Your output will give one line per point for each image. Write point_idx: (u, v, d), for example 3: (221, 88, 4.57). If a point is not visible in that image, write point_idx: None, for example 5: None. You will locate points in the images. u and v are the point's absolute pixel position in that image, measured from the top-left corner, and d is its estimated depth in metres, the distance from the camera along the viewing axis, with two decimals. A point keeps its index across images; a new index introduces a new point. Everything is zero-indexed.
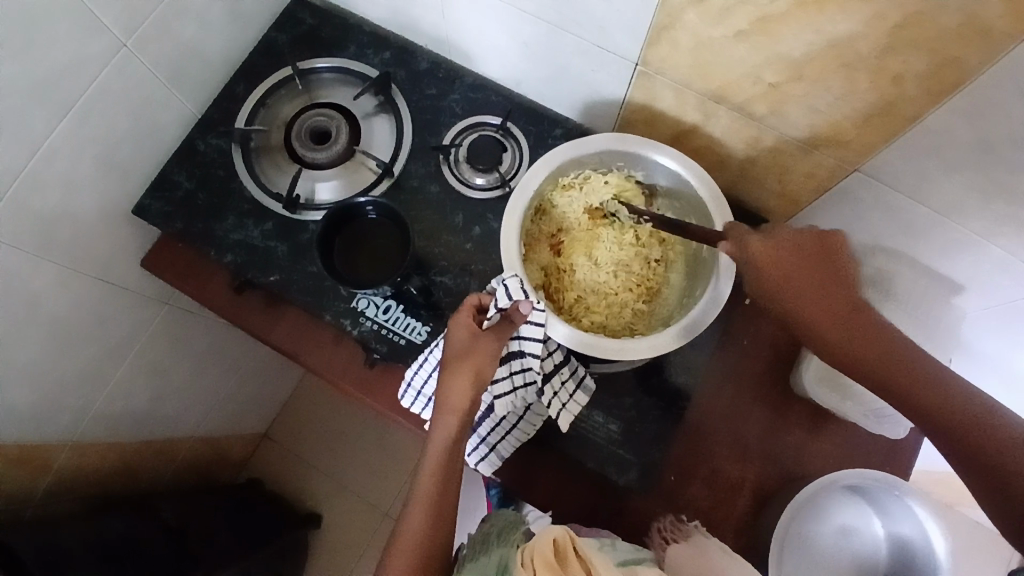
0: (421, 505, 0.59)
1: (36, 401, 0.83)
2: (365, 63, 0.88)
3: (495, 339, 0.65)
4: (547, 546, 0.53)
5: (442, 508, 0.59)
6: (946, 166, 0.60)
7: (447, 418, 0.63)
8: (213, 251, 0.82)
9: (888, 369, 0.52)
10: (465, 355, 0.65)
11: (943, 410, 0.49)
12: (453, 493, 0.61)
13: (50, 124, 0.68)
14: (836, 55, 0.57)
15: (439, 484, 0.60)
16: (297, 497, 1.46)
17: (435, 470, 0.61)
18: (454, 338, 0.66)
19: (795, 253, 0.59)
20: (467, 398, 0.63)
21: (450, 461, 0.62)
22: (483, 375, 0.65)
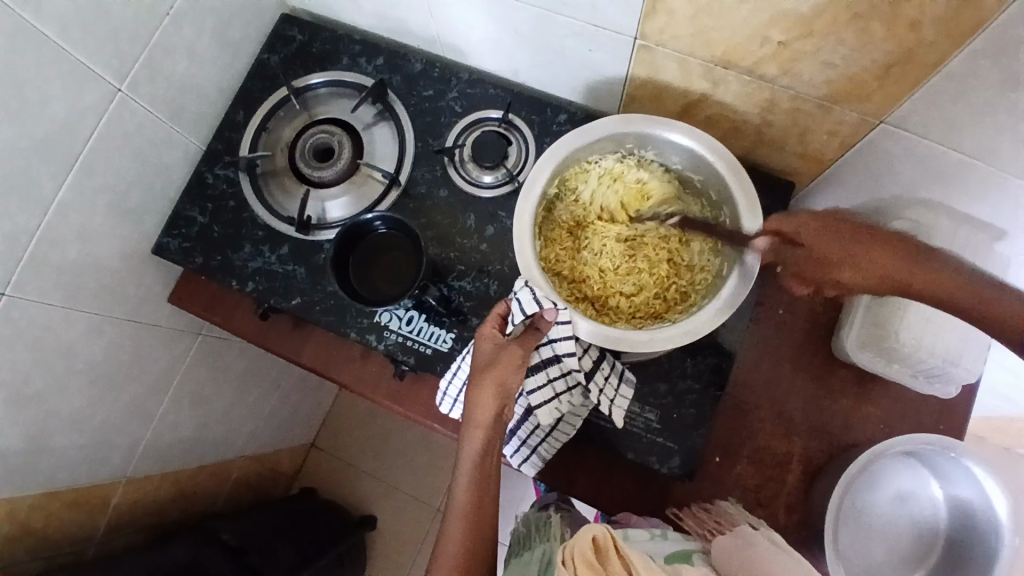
0: (455, 529, 0.63)
1: (87, 444, 0.86)
2: (359, 72, 0.87)
3: (520, 348, 0.64)
4: (587, 543, 0.53)
5: (477, 531, 0.63)
6: (978, 107, 0.56)
7: (472, 433, 0.64)
8: (234, 282, 0.83)
9: (907, 293, 0.59)
10: (489, 366, 0.64)
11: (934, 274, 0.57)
12: (487, 512, 0.64)
13: (57, 181, 0.69)
14: (845, 6, 0.53)
15: (472, 503, 0.63)
16: (349, 502, 1.50)
17: (467, 496, 0.63)
18: (480, 350, 0.66)
19: (812, 231, 0.63)
20: (490, 412, 0.64)
21: (480, 481, 0.64)
22: (509, 385, 0.64)
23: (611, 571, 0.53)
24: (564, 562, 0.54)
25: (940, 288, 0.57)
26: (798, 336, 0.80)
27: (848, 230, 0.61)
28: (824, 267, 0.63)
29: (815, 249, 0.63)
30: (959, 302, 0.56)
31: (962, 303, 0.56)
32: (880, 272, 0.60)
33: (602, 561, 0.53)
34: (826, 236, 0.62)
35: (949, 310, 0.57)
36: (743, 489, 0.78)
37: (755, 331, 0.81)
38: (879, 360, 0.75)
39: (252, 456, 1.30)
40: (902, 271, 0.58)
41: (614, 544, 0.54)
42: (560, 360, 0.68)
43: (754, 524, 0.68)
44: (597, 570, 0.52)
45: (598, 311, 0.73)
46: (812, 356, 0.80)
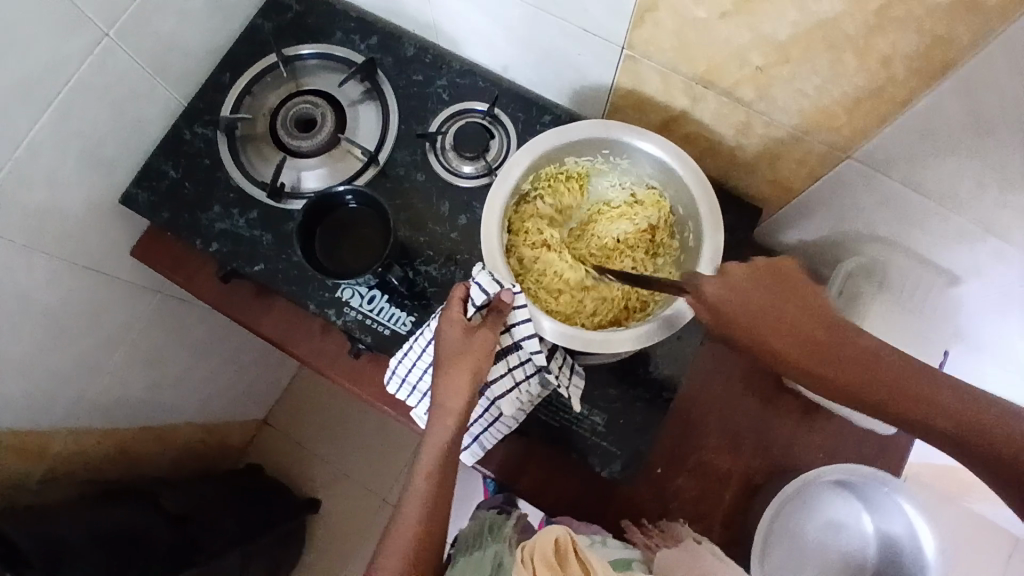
0: (414, 509, 0.64)
1: (31, 391, 0.84)
2: (351, 48, 0.87)
3: (490, 335, 0.65)
4: (549, 544, 0.57)
5: (435, 511, 0.64)
6: (939, 150, 0.58)
7: (444, 419, 0.64)
8: (199, 241, 0.82)
9: (826, 362, 0.52)
10: (460, 354, 0.64)
11: (899, 388, 0.50)
12: (446, 494, 0.65)
13: (31, 118, 0.68)
14: (823, 37, 0.55)
15: (433, 488, 0.64)
16: (296, 483, 1.48)
17: (429, 481, 0.64)
18: (448, 337, 0.65)
19: (761, 286, 0.55)
20: (462, 400, 0.64)
21: (444, 465, 0.65)
22: (480, 373, 0.65)
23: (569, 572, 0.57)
24: (523, 560, 0.57)
25: (902, 380, 0.51)
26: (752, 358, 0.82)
27: (770, 285, 0.55)
28: (748, 322, 0.54)
29: (766, 303, 0.55)
30: (885, 384, 0.51)
31: (884, 386, 0.51)
32: (820, 345, 0.53)
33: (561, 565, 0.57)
34: (750, 296, 0.55)
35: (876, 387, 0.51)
36: (682, 502, 0.79)
37: (710, 347, 0.82)
38: None
39: (201, 426, 1.28)
40: (835, 346, 0.53)
41: (573, 548, 0.58)
42: (520, 347, 0.68)
43: (697, 538, 0.72)
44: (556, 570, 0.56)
45: (570, 317, 0.74)
46: (763, 379, 0.81)
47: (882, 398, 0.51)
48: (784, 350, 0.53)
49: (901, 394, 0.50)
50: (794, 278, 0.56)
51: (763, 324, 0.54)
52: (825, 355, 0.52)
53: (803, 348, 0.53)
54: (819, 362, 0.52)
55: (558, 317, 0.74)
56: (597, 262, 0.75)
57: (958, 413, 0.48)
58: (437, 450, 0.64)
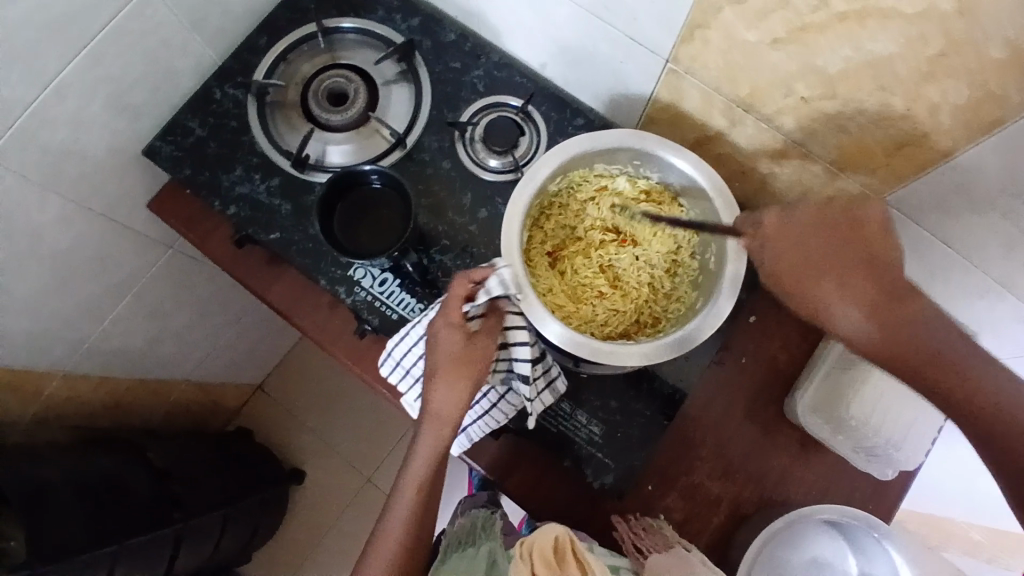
0: (402, 510, 0.67)
1: (33, 329, 0.84)
2: (391, 27, 0.86)
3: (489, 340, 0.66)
4: (548, 542, 0.57)
5: (422, 516, 0.67)
6: (974, 204, 0.58)
7: (436, 425, 0.66)
8: (218, 202, 0.81)
9: (884, 312, 0.58)
10: (460, 361, 0.64)
11: (923, 350, 0.57)
12: (434, 499, 0.68)
13: (65, 58, 0.67)
14: (874, 76, 0.54)
15: (425, 486, 0.67)
16: (283, 452, 1.48)
17: (419, 487, 0.66)
18: (447, 344, 0.64)
19: (827, 232, 0.61)
20: (457, 410, 0.65)
21: (433, 472, 0.67)
22: (477, 384, 0.66)
23: (566, 571, 0.57)
24: (521, 556, 0.57)
25: (938, 361, 0.56)
26: (755, 387, 0.82)
27: (839, 232, 0.61)
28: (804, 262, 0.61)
29: (828, 249, 0.61)
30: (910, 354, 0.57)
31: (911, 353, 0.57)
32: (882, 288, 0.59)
33: (559, 564, 0.57)
34: (796, 226, 0.62)
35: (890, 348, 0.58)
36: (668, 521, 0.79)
37: (715, 371, 0.81)
38: (828, 429, 0.77)
39: (196, 383, 1.28)
40: (893, 301, 0.58)
41: (573, 548, 0.58)
42: (508, 348, 0.69)
43: (687, 547, 0.71)
44: (555, 570, 0.56)
45: (583, 325, 0.73)
46: (763, 410, 0.81)
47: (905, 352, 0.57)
48: (833, 293, 0.60)
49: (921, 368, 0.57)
50: (864, 232, 0.61)
51: (826, 267, 0.60)
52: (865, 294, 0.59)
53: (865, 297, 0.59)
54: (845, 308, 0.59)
55: (572, 323, 0.73)
56: (615, 272, 0.75)
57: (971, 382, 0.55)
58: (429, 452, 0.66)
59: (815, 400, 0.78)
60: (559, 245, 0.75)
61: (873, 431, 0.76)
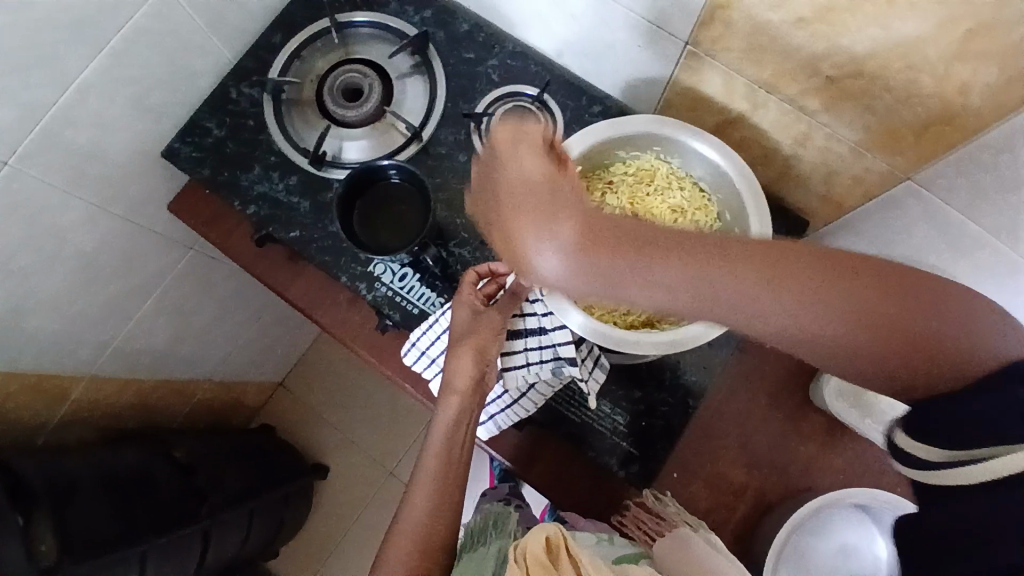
0: (425, 487, 0.66)
1: (59, 333, 0.85)
2: (405, 20, 0.85)
3: (497, 313, 0.67)
4: (540, 543, 0.55)
5: (445, 491, 0.66)
6: (1009, 183, 0.56)
7: (450, 398, 0.67)
8: (237, 202, 0.82)
9: (872, 308, 0.45)
10: (469, 334, 0.66)
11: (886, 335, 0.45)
12: (456, 476, 0.67)
13: (82, 61, 0.67)
14: (904, 53, 0.53)
15: (445, 465, 0.67)
16: (304, 447, 1.50)
17: (438, 464, 0.66)
18: (457, 319, 0.67)
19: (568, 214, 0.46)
20: (468, 379, 0.66)
21: (452, 445, 0.67)
22: (487, 354, 0.67)
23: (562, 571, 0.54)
24: (515, 560, 0.55)
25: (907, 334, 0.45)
26: (780, 374, 0.81)
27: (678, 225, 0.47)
28: (701, 272, 0.45)
29: (675, 255, 0.45)
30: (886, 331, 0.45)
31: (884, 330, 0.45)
32: (834, 283, 0.45)
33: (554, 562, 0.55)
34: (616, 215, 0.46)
35: (877, 330, 0.45)
36: (694, 510, 0.78)
37: (740, 359, 0.80)
38: (857, 415, 0.75)
39: (219, 382, 1.29)
40: (857, 285, 0.45)
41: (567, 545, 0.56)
42: (545, 332, 0.71)
43: (694, 526, 0.71)
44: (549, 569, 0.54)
45: (606, 314, 0.72)
46: (789, 397, 0.80)
47: (884, 334, 0.45)
48: (773, 303, 0.45)
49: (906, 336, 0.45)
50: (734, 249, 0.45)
51: (574, 209, 0.46)
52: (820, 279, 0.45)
53: (825, 288, 0.45)
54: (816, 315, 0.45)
55: (595, 315, 0.72)
56: None
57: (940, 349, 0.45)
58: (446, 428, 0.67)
59: (843, 385, 0.75)
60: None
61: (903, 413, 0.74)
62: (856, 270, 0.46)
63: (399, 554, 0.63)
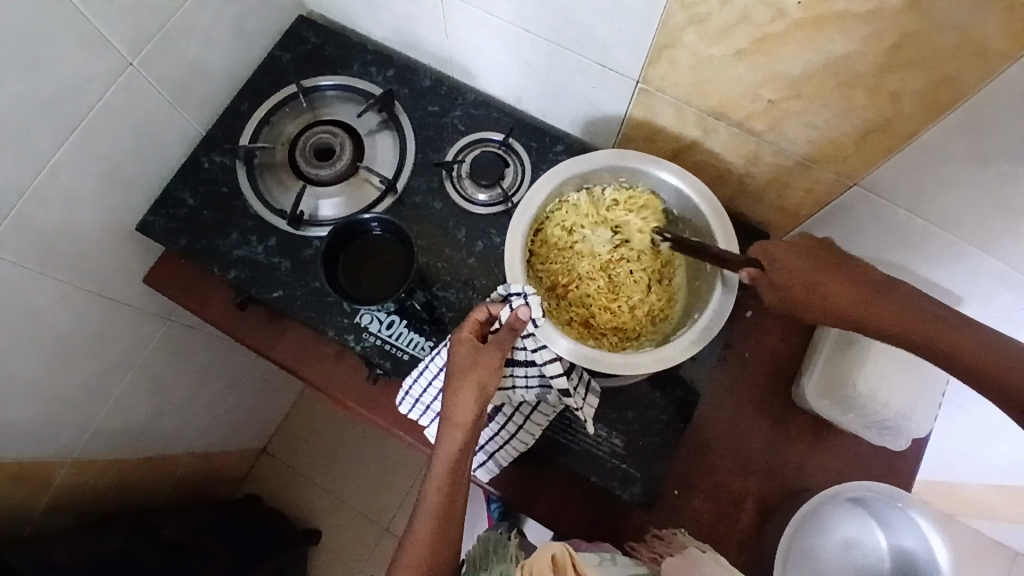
0: (427, 519, 0.64)
1: (38, 417, 0.83)
2: (369, 80, 0.89)
3: (498, 351, 0.66)
4: (546, 560, 0.56)
5: (446, 528, 0.64)
6: (942, 179, 0.62)
7: (449, 434, 0.65)
8: (217, 267, 0.82)
9: (897, 308, 0.59)
10: (468, 369, 0.65)
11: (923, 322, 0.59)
12: (456, 509, 0.65)
13: (55, 142, 0.68)
14: (833, 73, 0.59)
15: (443, 502, 0.64)
16: (295, 513, 1.45)
17: (437, 503, 0.64)
18: (458, 353, 0.66)
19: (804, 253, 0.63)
20: (470, 414, 0.65)
21: (452, 480, 0.64)
22: (488, 387, 0.65)
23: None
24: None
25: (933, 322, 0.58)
26: (761, 379, 0.84)
27: (806, 246, 0.63)
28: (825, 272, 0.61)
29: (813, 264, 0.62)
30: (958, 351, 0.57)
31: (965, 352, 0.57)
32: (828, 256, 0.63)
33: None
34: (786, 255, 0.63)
35: (907, 319, 0.59)
36: (698, 524, 0.79)
37: (721, 369, 0.84)
38: (837, 410, 0.79)
39: (202, 453, 1.26)
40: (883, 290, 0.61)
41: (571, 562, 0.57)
42: (534, 362, 0.70)
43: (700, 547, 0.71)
44: None
45: (585, 338, 0.76)
46: (774, 401, 0.83)
47: (924, 333, 0.58)
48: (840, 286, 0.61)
49: (976, 355, 0.57)
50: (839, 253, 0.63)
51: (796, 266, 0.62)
52: (904, 316, 0.59)
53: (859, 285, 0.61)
54: (879, 321, 0.60)
55: (574, 334, 0.76)
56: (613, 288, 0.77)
57: (995, 362, 0.56)
58: (445, 464, 0.64)
59: (821, 384, 0.80)
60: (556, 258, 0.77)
61: (880, 407, 0.77)
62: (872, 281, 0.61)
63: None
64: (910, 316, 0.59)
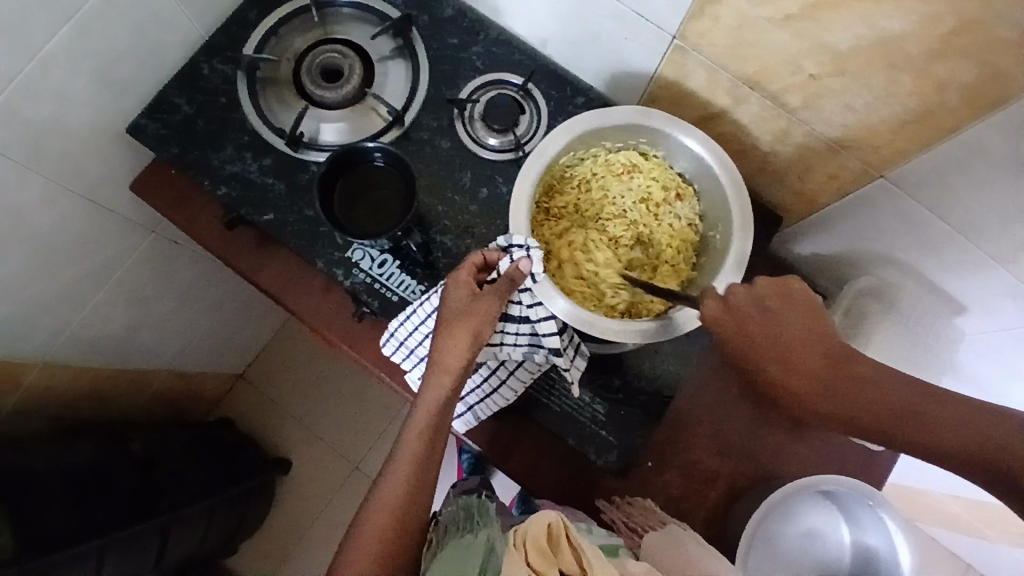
0: (404, 465, 0.63)
1: (9, 318, 0.80)
2: (387, 2, 0.83)
3: (495, 299, 0.64)
4: (541, 529, 0.54)
5: (423, 473, 0.63)
6: (972, 182, 0.59)
7: (437, 377, 0.64)
8: (208, 182, 0.78)
9: (842, 384, 0.58)
10: (462, 314, 0.64)
11: (887, 403, 0.56)
12: (435, 457, 0.64)
13: (47, 30, 0.63)
14: (885, 53, 0.55)
15: (424, 446, 0.63)
16: (267, 441, 1.46)
17: (418, 446, 0.63)
18: (453, 297, 0.64)
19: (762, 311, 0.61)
20: (461, 359, 0.64)
21: (435, 425, 0.64)
22: (480, 336, 0.64)
23: (562, 560, 0.53)
24: (514, 546, 0.54)
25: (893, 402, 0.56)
26: None
27: (740, 316, 0.61)
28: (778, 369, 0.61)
29: (767, 341, 0.61)
30: (953, 436, 0.52)
31: (958, 438, 0.52)
32: (792, 356, 0.60)
33: (554, 551, 0.54)
34: (763, 326, 0.61)
35: (856, 416, 0.58)
36: (669, 499, 0.79)
37: (714, 349, 0.82)
38: None
39: (178, 373, 1.23)
40: (828, 363, 0.59)
41: (567, 535, 0.55)
42: (526, 319, 0.69)
43: (679, 524, 0.70)
44: (548, 556, 0.53)
45: (583, 297, 0.73)
46: (762, 386, 0.82)
47: (888, 420, 0.56)
48: (787, 374, 0.60)
49: (971, 450, 0.52)
50: (797, 302, 0.61)
51: (761, 355, 0.61)
52: (852, 392, 0.58)
53: (800, 353, 0.60)
54: (837, 403, 0.59)
55: (579, 301, 0.73)
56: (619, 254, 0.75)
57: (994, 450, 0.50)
58: (432, 408, 0.64)
59: None
60: (563, 224, 0.75)
61: None
62: (819, 349, 0.60)
63: (375, 531, 0.60)
64: (850, 391, 0.58)
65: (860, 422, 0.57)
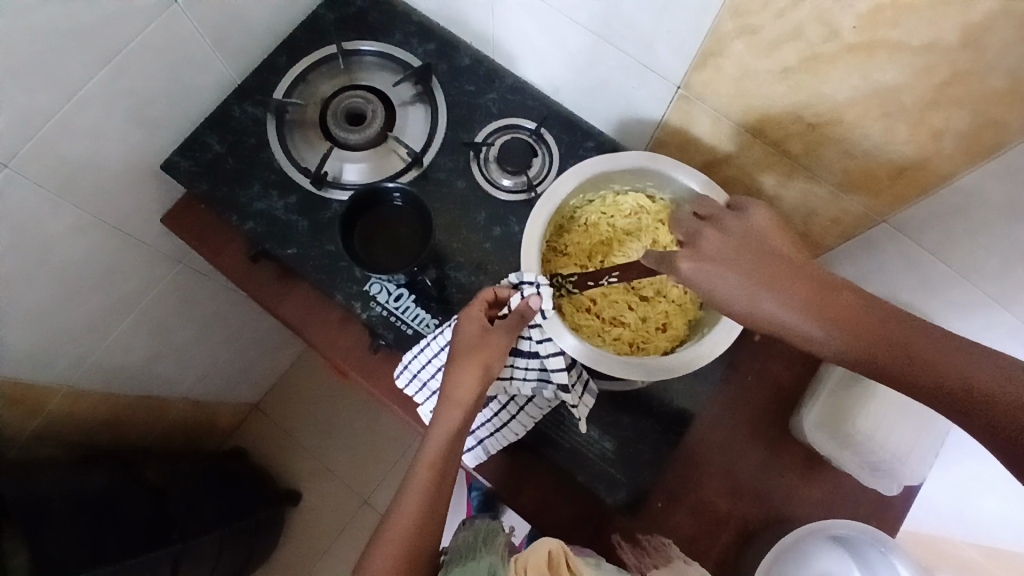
0: (415, 495, 0.64)
1: (39, 344, 0.83)
2: (409, 51, 0.89)
3: (505, 334, 0.66)
4: (541, 556, 0.59)
5: (433, 505, 0.64)
6: (970, 227, 0.61)
7: (449, 411, 0.66)
8: (234, 217, 0.82)
9: (847, 313, 0.52)
10: (474, 348, 0.66)
11: (887, 336, 0.50)
12: (445, 489, 0.65)
13: (89, 73, 0.68)
14: (880, 103, 0.58)
15: (434, 479, 0.64)
16: (277, 472, 1.47)
17: (428, 478, 0.64)
18: (464, 331, 0.67)
19: (751, 248, 0.58)
20: (472, 393, 0.66)
21: (446, 458, 0.65)
22: (491, 370, 0.66)
23: None
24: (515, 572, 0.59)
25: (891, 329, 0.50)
26: (762, 402, 0.83)
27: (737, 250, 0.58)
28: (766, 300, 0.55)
29: (755, 270, 0.56)
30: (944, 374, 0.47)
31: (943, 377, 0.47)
32: (784, 277, 0.55)
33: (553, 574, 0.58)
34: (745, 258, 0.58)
35: (853, 340, 0.51)
36: (678, 538, 0.79)
37: (722, 387, 0.83)
38: (833, 445, 0.78)
39: (193, 401, 1.26)
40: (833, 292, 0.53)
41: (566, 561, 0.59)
42: (535, 355, 0.71)
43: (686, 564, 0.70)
44: None
45: (592, 333, 0.75)
46: (770, 426, 0.83)
47: (883, 350, 0.49)
48: (783, 305, 0.54)
49: (956, 390, 0.46)
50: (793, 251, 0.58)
51: (749, 282, 0.56)
52: (863, 318, 0.51)
53: (798, 285, 0.54)
54: (837, 323, 0.52)
55: (588, 337, 0.75)
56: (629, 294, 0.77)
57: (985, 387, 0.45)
58: (443, 440, 0.65)
59: (821, 416, 0.79)
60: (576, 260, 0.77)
61: (880, 446, 0.76)
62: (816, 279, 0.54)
63: (385, 563, 0.61)
64: (847, 318, 0.51)
65: (861, 354, 0.51)
